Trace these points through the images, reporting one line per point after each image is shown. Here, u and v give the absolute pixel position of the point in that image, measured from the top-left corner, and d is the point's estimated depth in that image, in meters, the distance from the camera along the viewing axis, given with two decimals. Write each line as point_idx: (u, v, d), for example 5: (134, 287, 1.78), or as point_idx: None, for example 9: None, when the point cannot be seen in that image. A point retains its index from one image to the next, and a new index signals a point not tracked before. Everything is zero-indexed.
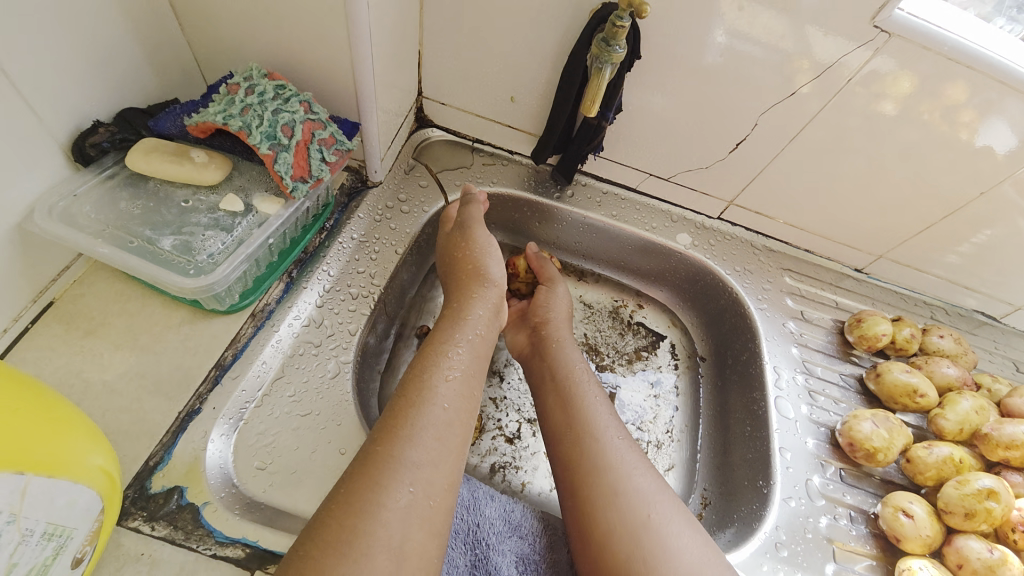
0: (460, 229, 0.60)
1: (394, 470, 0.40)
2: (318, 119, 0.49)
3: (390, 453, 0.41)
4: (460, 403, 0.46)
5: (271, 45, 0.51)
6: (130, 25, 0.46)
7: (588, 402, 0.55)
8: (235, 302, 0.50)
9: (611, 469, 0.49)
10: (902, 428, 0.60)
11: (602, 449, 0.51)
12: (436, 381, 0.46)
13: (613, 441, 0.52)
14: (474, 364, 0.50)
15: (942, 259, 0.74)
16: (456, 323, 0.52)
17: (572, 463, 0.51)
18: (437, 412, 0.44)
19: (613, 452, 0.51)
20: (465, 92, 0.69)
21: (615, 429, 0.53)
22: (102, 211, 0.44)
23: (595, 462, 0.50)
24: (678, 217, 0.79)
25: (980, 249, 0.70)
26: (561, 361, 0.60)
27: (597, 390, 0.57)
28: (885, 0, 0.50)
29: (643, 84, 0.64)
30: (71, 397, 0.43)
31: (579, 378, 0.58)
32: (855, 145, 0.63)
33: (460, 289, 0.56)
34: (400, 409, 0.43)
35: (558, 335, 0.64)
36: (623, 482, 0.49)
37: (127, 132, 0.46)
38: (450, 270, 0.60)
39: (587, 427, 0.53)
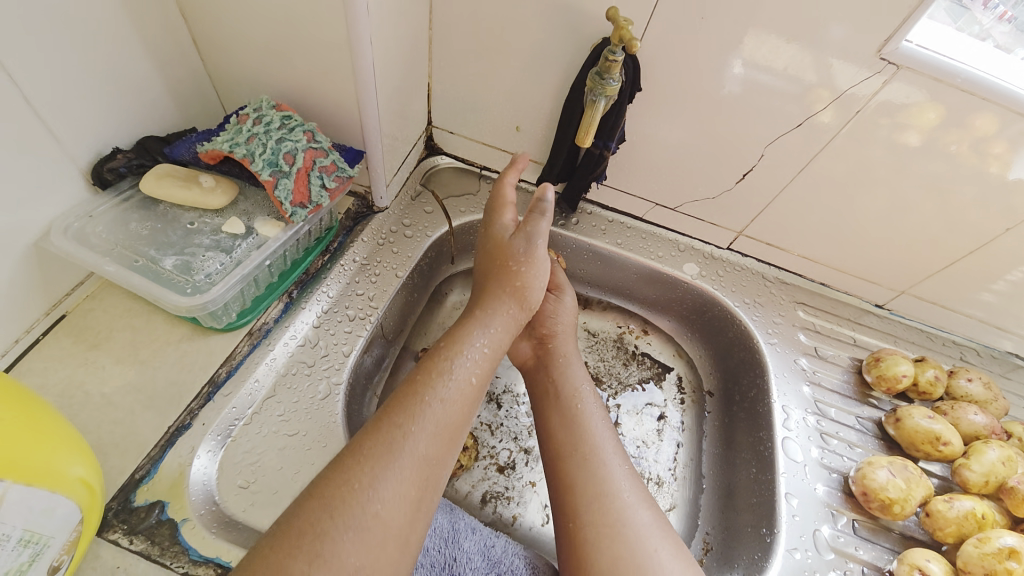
0: (515, 236, 0.57)
1: (388, 462, 0.41)
2: (321, 147, 0.52)
3: (385, 448, 0.41)
4: (460, 406, 0.47)
5: (282, 79, 0.54)
6: (154, 64, 0.51)
7: (592, 422, 0.52)
8: (232, 320, 0.52)
9: (612, 497, 0.47)
10: (920, 479, 0.56)
11: (605, 476, 0.48)
12: (443, 384, 0.46)
13: (613, 466, 0.49)
14: (480, 379, 0.49)
15: (977, 298, 0.69)
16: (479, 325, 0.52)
17: (570, 489, 0.48)
18: (434, 409, 0.45)
19: (614, 479, 0.48)
20: (473, 122, 0.71)
21: (616, 453, 0.51)
22: (112, 230, 0.48)
23: (590, 490, 0.47)
24: (685, 247, 0.77)
25: (1018, 288, 0.66)
26: (564, 378, 0.57)
27: (599, 411, 0.54)
28: (891, 32, 0.49)
29: (646, 115, 0.64)
30: (71, 408, 0.47)
31: (583, 400, 0.55)
32: (879, 177, 0.61)
33: (496, 298, 0.55)
34: (403, 398, 0.45)
35: (563, 351, 0.60)
36: (628, 512, 0.46)
37: (144, 158, 0.51)
38: (492, 271, 0.58)
39: (588, 448, 0.50)
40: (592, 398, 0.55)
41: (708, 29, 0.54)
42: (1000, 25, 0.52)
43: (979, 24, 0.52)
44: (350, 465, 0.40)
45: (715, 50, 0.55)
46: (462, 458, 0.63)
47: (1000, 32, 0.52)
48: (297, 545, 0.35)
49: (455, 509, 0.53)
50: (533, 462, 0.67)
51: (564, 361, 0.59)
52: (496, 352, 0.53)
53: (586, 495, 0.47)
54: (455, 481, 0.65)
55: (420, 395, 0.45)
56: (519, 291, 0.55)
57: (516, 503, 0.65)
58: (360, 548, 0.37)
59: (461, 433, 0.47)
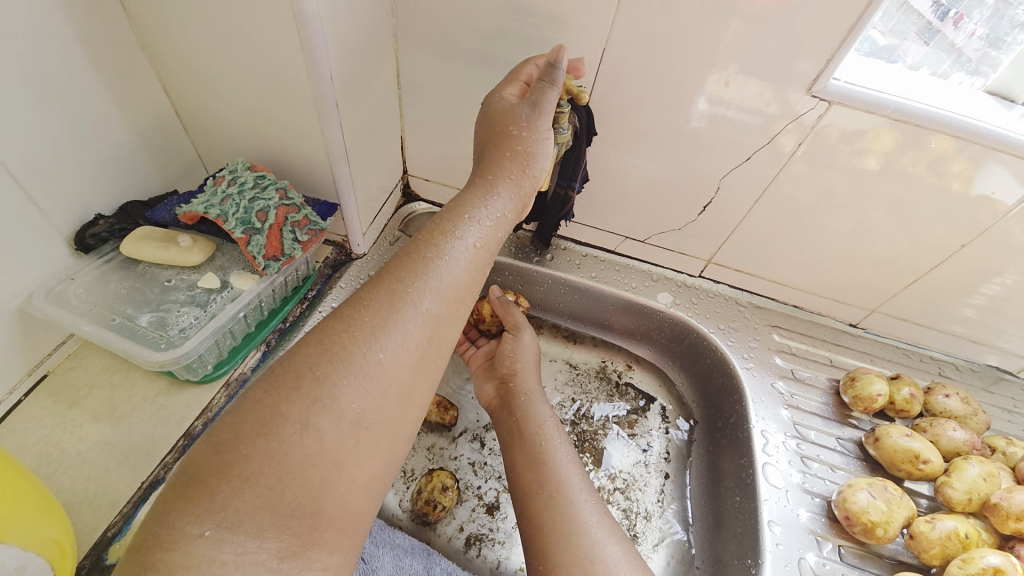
0: (518, 113, 0.49)
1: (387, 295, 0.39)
2: (293, 203, 0.55)
3: (389, 300, 0.39)
4: (469, 268, 0.44)
5: (258, 142, 0.58)
6: (136, 134, 0.55)
7: (558, 458, 0.54)
8: (209, 372, 0.54)
9: (579, 535, 0.47)
10: (901, 500, 0.56)
11: (573, 513, 0.49)
12: (440, 245, 0.43)
13: (581, 504, 0.50)
14: (462, 275, 0.43)
15: (960, 313, 0.70)
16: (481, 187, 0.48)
17: (540, 529, 0.48)
18: (445, 268, 0.42)
19: (581, 515, 0.49)
20: (445, 169, 0.75)
21: (585, 491, 0.51)
22: (92, 292, 0.51)
23: (557, 527, 0.48)
24: (658, 277, 0.79)
25: (995, 302, 0.67)
26: (530, 416, 0.59)
27: (565, 446, 0.56)
28: (816, 73, 0.53)
29: (607, 155, 0.68)
30: (48, 466, 0.48)
31: (549, 435, 0.57)
32: (843, 199, 0.63)
33: (497, 165, 0.49)
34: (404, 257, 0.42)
35: (527, 387, 0.62)
36: (595, 548, 0.46)
37: (125, 222, 0.54)
38: (490, 140, 0.50)
39: (558, 489, 0.51)
40: (557, 433, 0.57)
41: (652, 78, 0.58)
42: (972, 42, 0.54)
43: (950, 43, 0.54)
44: (347, 317, 0.38)
45: (660, 95, 0.59)
46: (445, 500, 0.63)
47: (971, 50, 0.54)
48: (265, 429, 0.33)
49: (433, 555, 0.56)
50: None
51: (530, 398, 0.61)
52: (506, 230, 0.49)
53: (553, 535, 0.47)
54: (438, 525, 0.64)
55: (423, 252, 0.42)
56: (513, 155, 0.49)
57: (502, 545, 0.64)
58: (336, 427, 0.35)
59: (468, 298, 0.44)
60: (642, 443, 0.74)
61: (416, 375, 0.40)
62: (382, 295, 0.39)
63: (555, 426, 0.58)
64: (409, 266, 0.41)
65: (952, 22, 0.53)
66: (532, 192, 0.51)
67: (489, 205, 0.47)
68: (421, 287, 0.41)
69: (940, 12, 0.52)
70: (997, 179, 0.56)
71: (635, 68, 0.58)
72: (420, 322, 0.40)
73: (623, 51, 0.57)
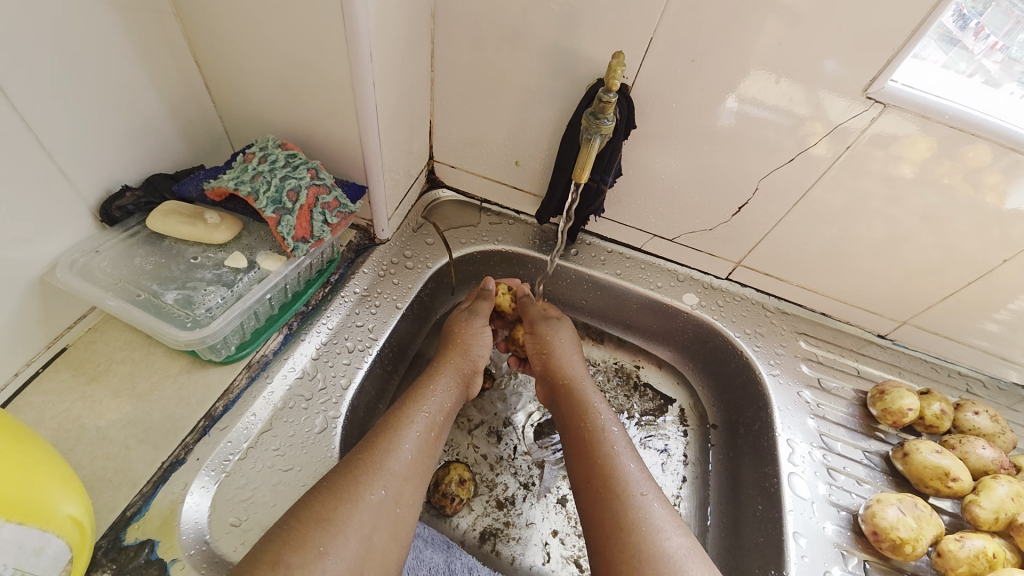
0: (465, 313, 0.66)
1: (372, 474, 0.47)
2: (323, 184, 0.54)
3: (355, 474, 0.46)
4: (423, 444, 0.52)
5: (288, 118, 0.56)
6: (164, 103, 0.53)
7: (615, 449, 0.53)
8: (232, 353, 0.53)
9: (636, 530, 0.46)
10: (931, 517, 0.55)
11: (633, 506, 0.48)
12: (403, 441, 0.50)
13: (640, 497, 0.49)
14: (420, 454, 0.51)
15: (981, 327, 0.69)
16: (437, 376, 0.59)
17: (597, 521, 0.49)
18: (405, 444, 0.50)
19: (641, 508, 0.48)
20: (472, 156, 0.73)
21: (642, 483, 0.50)
22: (118, 266, 0.50)
23: (613, 522, 0.48)
24: (684, 277, 0.78)
25: (1023, 318, 0.65)
26: (580, 404, 0.58)
27: (622, 434, 0.55)
28: (875, 73, 0.50)
29: (642, 150, 0.65)
30: (68, 441, 0.47)
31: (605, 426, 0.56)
32: (880, 209, 0.61)
33: (449, 358, 0.61)
34: (379, 443, 0.49)
35: (572, 372, 0.62)
36: (647, 544, 0.45)
37: (152, 196, 0.53)
38: (449, 337, 0.64)
39: (614, 478, 0.50)
40: (612, 418, 0.57)
41: (697, 72, 0.56)
42: (992, 54, 0.52)
43: (968, 57, 0.52)
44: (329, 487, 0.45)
45: (701, 91, 0.57)
46: (462, 493, 0.62)
47: (992, 62, 0.52)
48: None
49: (453, 548, 0.56)
50: (534, 499, 0.66)
51: (574, 383, 0.61)
52: (444, 425, 0.56)
53: (608, 527, 0.48)
54: (453, 517, 0.63)
55: (377, 457, 0.48)
56: (473, 375, 0.62)
57: (517, 541, 0.63)
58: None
59: (426, 471, 0.51)
60: (660, 444, 0.74)
61: (403, 518, 0.47)
62: (357, 467, 0.47)
63: (609, 412, 0.58)
64: (371, 442, 0.50)
65: (973, 32, 0.51)
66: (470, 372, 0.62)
67: (440, 398, 0.57)
68: (388, 470, 0.48)
69: (961, 22, 0.50)
70: None
71: (680, 61, 0.55)
72: (406, 492, 0.48)
73: (668, 43, 0.54)
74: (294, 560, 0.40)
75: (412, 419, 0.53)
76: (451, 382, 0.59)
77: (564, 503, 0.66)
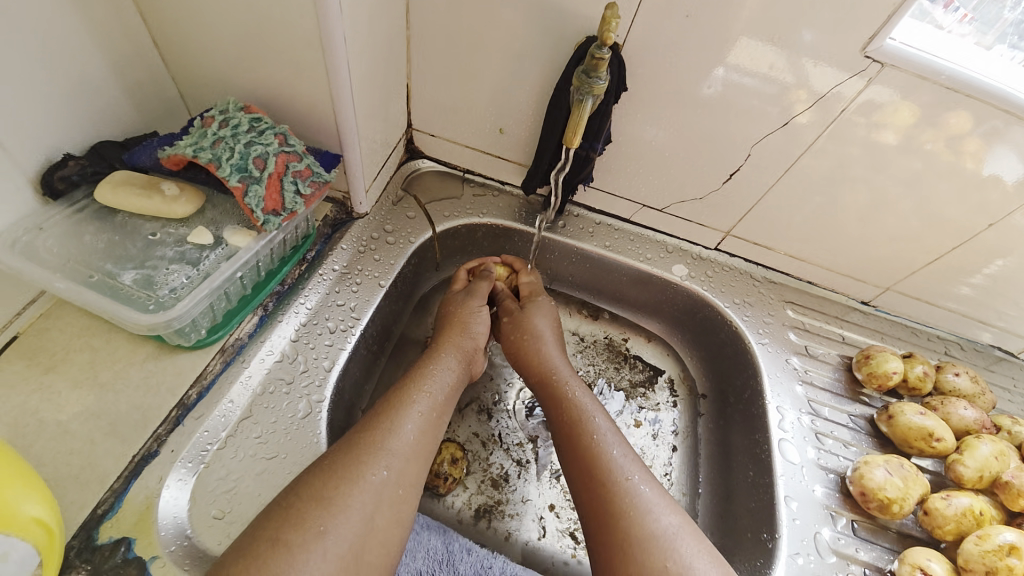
0: (463, 296, 0.64)
1: (372, 453, 0.45)
2: (294, 151, 0.50)
3: (357, 457, 0.45)
4: (427, 423, 0.50)
5: (251, 79, 0.51)
6: (107, 61, 0.48)
7: (598, 438, 0.53)
8: (202, 337, 0.49)
9: (627, 515, 0.47)
10: (917, 477, 0.57)
11: (622, 491, 0.48)
12: (406, 421, 0.49)
13: (628, 483, 0.49)
14: (426, 437, 0.50)
15: (955, 292, 0.70)
16: (442, 357, 0.57)
17: (591, 510, 0.49)
18: (410, 424, 0.49)
19: (628, 493, 0.48)
20: (453, 123, 0.69)
21: (629, 468, 0.50)
22: (65, 245, 0.45)
23: (606, 509, 0.48)
24: (674, 248, 0.76)
25: (994, 281, 0.66)
26: (560, 396, 0.57)
27: (606, 421, 0.55)
28: (875, 30, 0.48)
29: (631, 115, 0.62)
30: (25, 437, 0.43)
31: (590, 412, 0.55)
32: (873, 175, 0.60)
33: (450, 340, 0.59)
34: (380, 424, 0.48)
35: (547, 359, 0.61)
36: (638, 528, 0.46)
37: (98, 165, 0.48)
38: (450, 319, 0.62)
39: (600, 467, 0.50)
40: (596, 406, 0.56)
41: (692, 28, 0.52)
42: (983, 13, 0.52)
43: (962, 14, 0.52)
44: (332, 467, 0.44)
45: (695, 50, 0.54)
46: (454, 472, 0.61)
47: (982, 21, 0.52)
48: None
49: (450, 531, 0.55)
50: (529, 476, 0.65)
51: (546, 377, 0.60)
52: (449, 403, 0.54)
53: (602, 511, 0.48)
54: (446, 497, 0.62)
55: (377, 437, 0.47)
56: (475, 353, 0.61)
57: (513, 517, 0.62)
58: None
59: (432, 449, 0.50)
60: (651, 415, 0.74)
61: (405, 498, 0.45)
62: (360, 449, 0.45)
63: (592, 399, 0.57)
64: (374, 425, 0.48)
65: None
66: (473, 353, 0.60)
67: (444, 378, 0.55)
68: (389, 452, 0.46)
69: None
70: (1016, 159, 0.54)
71: (675, 16, 0.52)
72: (409, 471, 0.46)
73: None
74: (293, 538, 0.39)
75: (417, 400, 0.51)
76: (452, 363, 0.57)
77: (559, 478, 0.65)
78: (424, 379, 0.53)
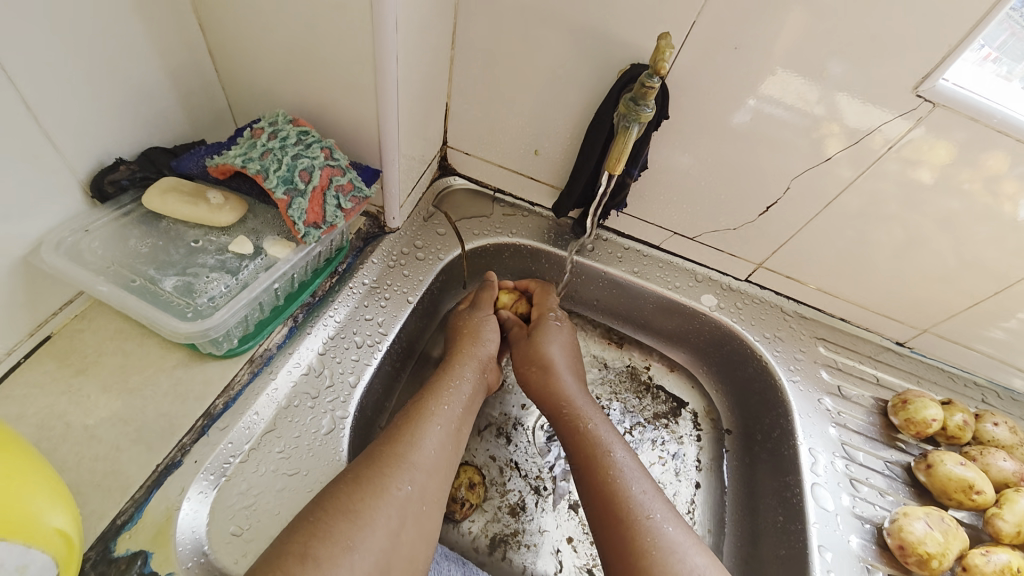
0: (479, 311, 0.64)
1: (396, 466, 0.45)
2: (338, 165, 0.50)
3: (376, 473, 0.44)
4: (445, 438, 0.50)
5: (298, 93, 0.52)
6: (162, 69, 0.49)
7: (618, 472, 0.51)
8: (233, 347, 0.49)
9: (647, 555, 0.45)
10: (957, 532, 0.55)
11: (644, 529, 0.47)
12: (426, 437, 0.48)
13: (650, 521, 0.47)
14: (445, 454, 0.49)
15: (988, 335, 0.67)
16: (460, 372, 0.56)
17: (611, 547, 0.47)
18: (430, 438, 0.48)
19: (650, 532, 0.46)
20: (488, 142, 0.69)
21: (651, 506, 0.49)
22: (109, 248, 0.46)
23: (626, 547, 0.46)
24: (703, 277, 0.75)
25: None
26: (576, 427, 0.56)
27: (626, 455, 0.53)
28: (928, 70, 0.47)
29: (669, 143, 0.61)
30: (51, 441, 0.42)
31: (610, 445, 0.54)
32: (915, 216, 0.58)
33: (465, 356, 0.59)
34: (401, 437, 0.47)
35: (562, 385, 0.59)
36: (661, 568, 0.44)
37: (148, 170, 0.48)
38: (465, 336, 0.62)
39: (621, 502, 0.49)
40: (615, 438, 0.55)
41: (738, 61, 0.52)
42: None
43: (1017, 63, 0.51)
44: (351, 481, 0.43)
45: (739, 82, 0.53)
46: (471, 498, 0.60)
47: None
48: None
49: (470, 562, 0.53)
50: (545, 505, 0.63)
51: (561, 406, 0.58)
52: (465, 418, 0.54)
53: (621, 549, 0.46)
54: (461, 523, 0.60)
55: (396, 453, 0.46)
56: (490, 363, 0.61)
57: (530, 548, 0.60)
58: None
59: (451, 466, 0.49)
60: (673, 449, 0.71)
61: (428, 515, 0.45)
62: (375, 466, 0.44)
63: (610, 430, 0.55)
64: (393, 440, 0.47)
65: None
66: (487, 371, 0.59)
67: (460, 395, 0.54)
68: (410, 469, 0.45)
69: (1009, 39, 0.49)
70: None
71: (723, 47, 0.51)
72: (427, 487, 0.46)
73: (711, 29, 0.50)
74: (320, 553, 0.38)
75: (436, 416, 0.50)
76: (468, 381, 0.56)
77: (577, 510, 0.63)
78: (442, 395, 0.53)
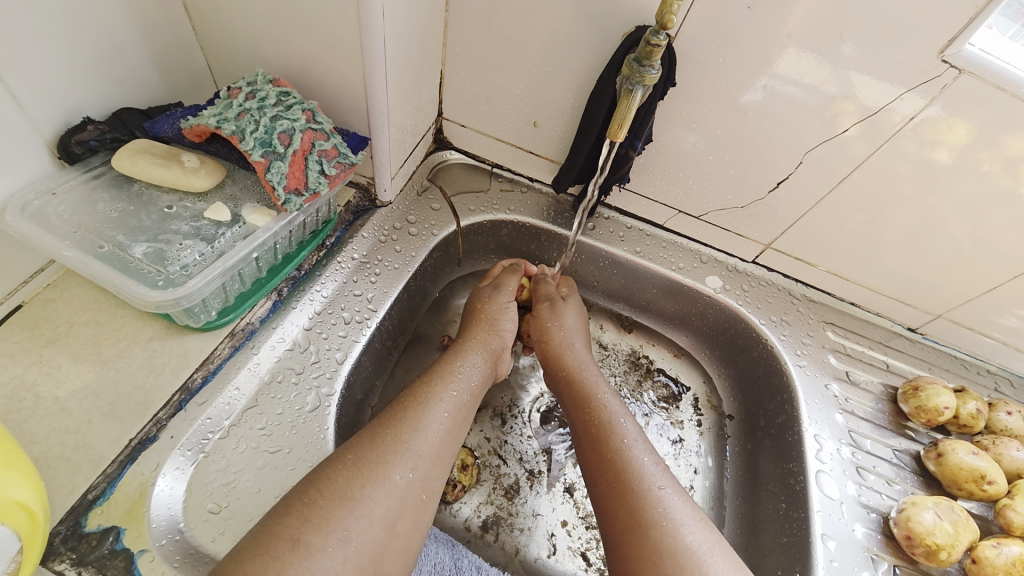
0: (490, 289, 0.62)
1: (398, 452, 0.42)
2: (321, 129, 0.47)
3: (373, 455, 0.42)
4: (455, 416, 0.48)
5: (280, 52, 0.49)
6: (131, 24, 0.46)
7: (626, 442, 0.49)
8: (212, 319, 0.47)
9: (654, 527, 0.42)
10: (968, 522, 0.53)
11: (649, 500, 0.44)
12: (428, 417, 0.46)
13: (659, 492, 0.45)
14: (452, 431, 0.47)
15: (1006, 323, 0.64)
16: (468, 353, 0.55)
17: (611, 515, 0.45)
18: (433, 421, 0.46)
19: (660, 503, 0.44)
20: (484, 113, 0.66)
21: (660, 477, 0.46)
22: (76, 211, 0.43)
23: (629, 517, 0.43)
24: (708, 259, 0.72)
25: None
26: (587, 395, 0.54)
27: (633, 426, 0.51)
28: (956, 31, 0.43)
29: (675, 115, 0.58)
30: (19, 412, 0.41)
31: (615, 415, 0.52)
32: (934, 196, 0.55)
33: (472, 339, 0.57)
34: (408, 419, 0.45)
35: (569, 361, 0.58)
36: (668, 540, 0.41)
37: (120, 131, 0.46)
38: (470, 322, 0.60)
39: (629, 470, 0.46)
40: (623, 411, 0.53)
41: (751, 22, 0.48)
42: None
43: None
44: (352, 463, 0.41)
45: (750, 47, 0.50)
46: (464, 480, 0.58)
47: None
48: None
49: (459, 545, 0.52)
50: (540, 488, 0.61)
51: (575, 374, 0.57)
52: (477, 393, 0.52)
53: (622, 520, 0.44)
54: (453, 505, 0.59)
55: (400, 436, 0.44)
56: (502, 353, 0.58)
57: (523, 531, 0.59)
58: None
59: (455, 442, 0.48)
60: (673, 435, 0.69)
61: (427, 505, 0.43)
62: (375, 447, 0.42)
63: (620, 403, 0.54)
64: (395, 421, 0.45)
65: None
66: (499, 348, 0.58)
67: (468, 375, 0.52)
68: (409, 456, 0.43)
69: None
70: None
71: (734, 9, 0.47)
72: (426, 472, 0.43)
73: None
74: (314, 541, 0.35)
75: (444, 395, 0.49)
76: (479, 364, 0.54)
77: (572, 492, 0.62)
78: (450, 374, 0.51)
